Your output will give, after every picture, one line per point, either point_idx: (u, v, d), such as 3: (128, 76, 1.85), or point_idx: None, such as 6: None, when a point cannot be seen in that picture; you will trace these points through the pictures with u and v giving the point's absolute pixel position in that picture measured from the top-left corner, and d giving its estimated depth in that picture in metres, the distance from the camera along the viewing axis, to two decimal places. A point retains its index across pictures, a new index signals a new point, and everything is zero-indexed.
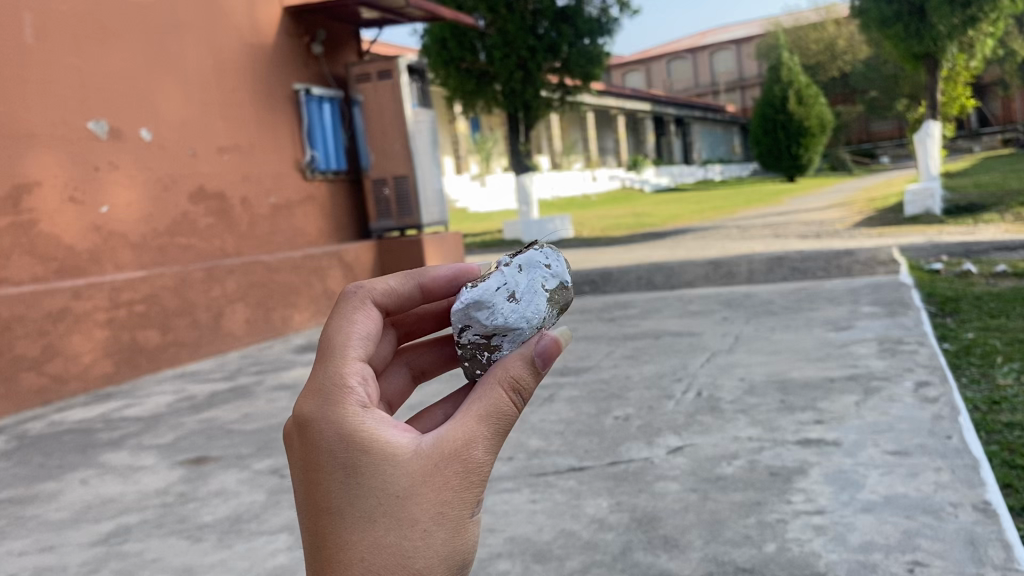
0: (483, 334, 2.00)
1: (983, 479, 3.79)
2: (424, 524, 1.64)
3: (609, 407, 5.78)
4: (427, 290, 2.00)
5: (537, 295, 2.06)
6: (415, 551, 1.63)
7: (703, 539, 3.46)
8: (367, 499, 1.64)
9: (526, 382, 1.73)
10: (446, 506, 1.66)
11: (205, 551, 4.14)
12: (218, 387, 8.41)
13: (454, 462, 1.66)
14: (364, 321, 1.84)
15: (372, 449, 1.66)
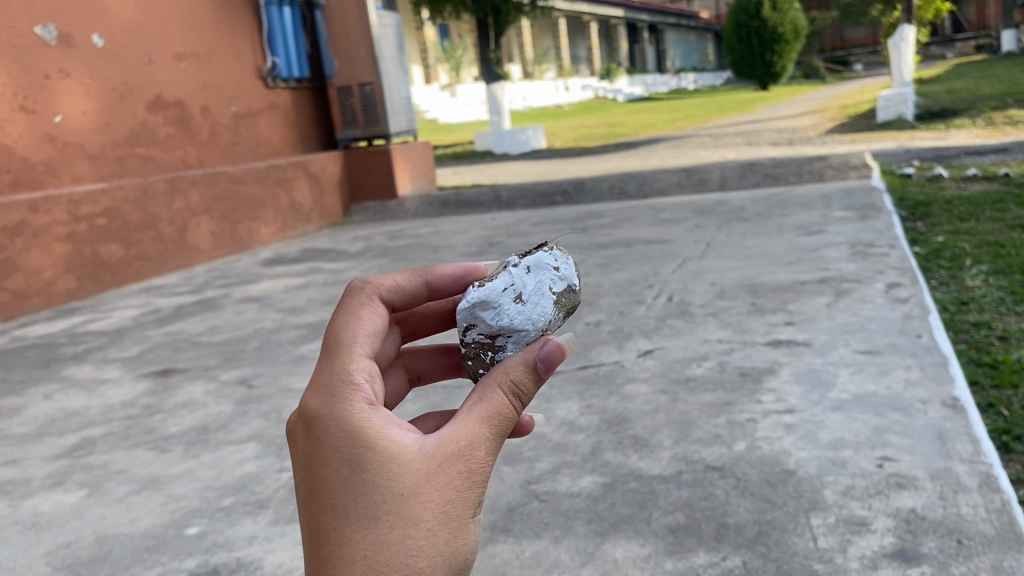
0: (488, 334, 1.89)
1: (952, 376, 3.80)
2: (429, 523, 1.53)
3: (580, 314, 5.74)
4: (434, 287, 1.88)
5: (545, 296, 1.93)
6: (419, 551, 1.52)
7: (673, 439, 3.45)
8: (371, 496, 1.52)
9: (526, 387, 1.63)
10: (450, 505, 1.55)
11: (171, 461, 4.08)
12: (185, 300, 8.26)
13: (457, 460, 1.56)
14: (370, 319, 1.72)
15: (379, 446, 1.55)
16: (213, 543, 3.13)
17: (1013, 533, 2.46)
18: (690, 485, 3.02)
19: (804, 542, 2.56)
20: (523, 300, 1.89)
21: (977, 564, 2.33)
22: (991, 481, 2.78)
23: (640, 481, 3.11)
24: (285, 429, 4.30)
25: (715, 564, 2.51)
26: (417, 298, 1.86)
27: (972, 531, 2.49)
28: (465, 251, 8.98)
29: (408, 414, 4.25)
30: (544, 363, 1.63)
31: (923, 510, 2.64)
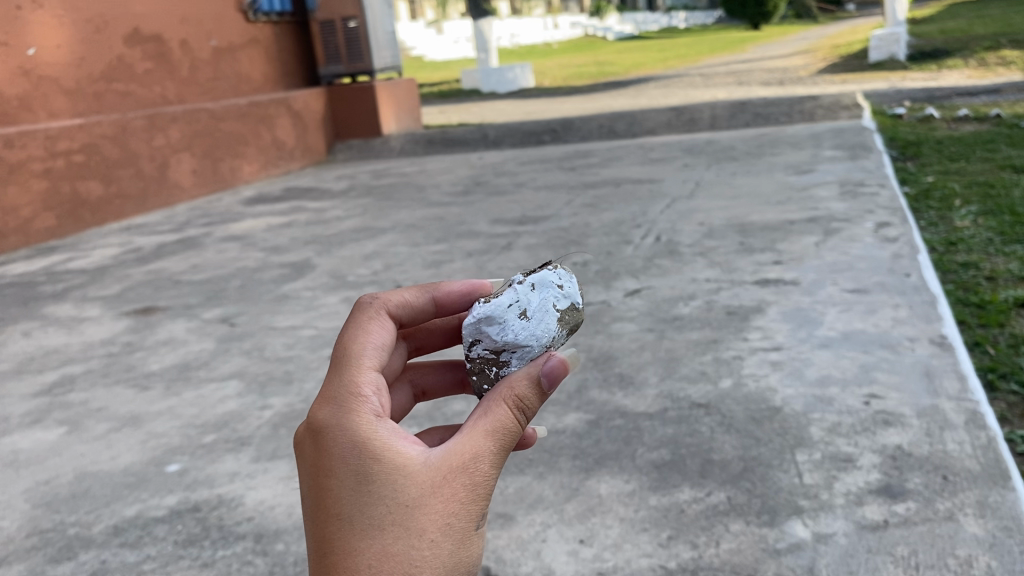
0: (492, 349, 1.84)
1: (940, 314, 3.77)
2: (432, 536, 1.41)
3: (567, 254, 5.67)
4: (441, 304, 1.83)
5: (550, 313, 1.88)
6: (422, 565, 1.39)
7: (659, 376, 3.42)
8: (374, 507, 1.42)
9: (531, 401, 1.53)
10: (455, 517, 1.43)
11: (152, 399, 4.02)
12: (167, 239, 8.14)
13: (462, 471, 1.45)
14: (378, 335, 1.65)
15: (383, 455, 1.45)
16: (194, 480, 3.10)
17: (998, 469, 2.44)
18: (675, 422, 3.00)
19: (789, 479, 2.54)
20: (527, 315, 1.84)
21: (962, 500, 2.31)
22: (978, 418, 2.76)
23: (625, 418, 3.08)
24: (267, 367, 4.24)
25: (699, 500, 2.49)
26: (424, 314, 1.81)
27: (958, 466, 2.48)
28: (451, 190, 8.86)
29: None
30: (548, 376, 1.53)
31: (909, 447, 2.62)
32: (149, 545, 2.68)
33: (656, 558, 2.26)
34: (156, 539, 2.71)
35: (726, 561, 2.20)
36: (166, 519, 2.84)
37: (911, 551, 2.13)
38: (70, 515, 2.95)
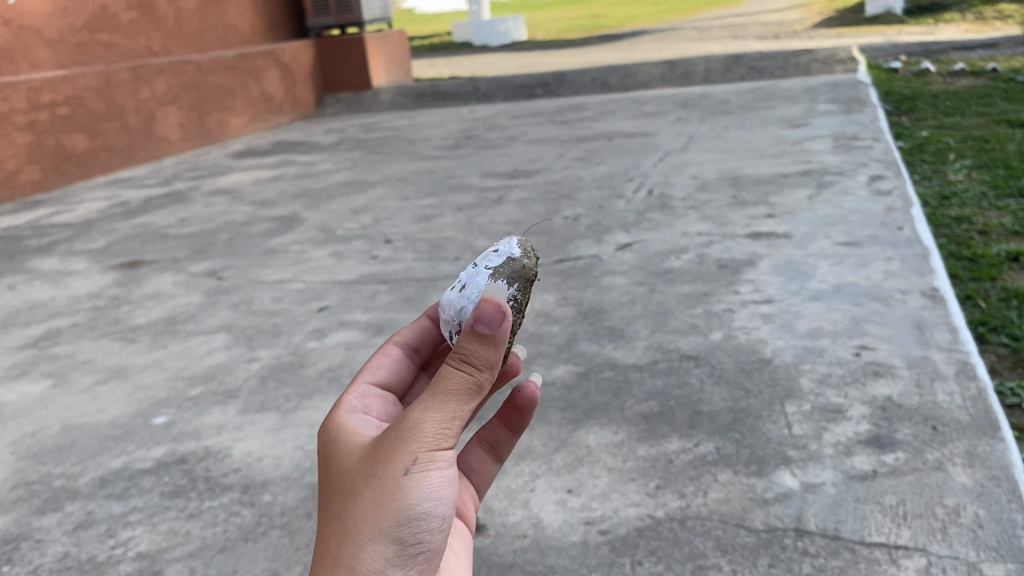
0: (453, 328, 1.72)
1: (932, 267, 3.75)
2: (359, 499, 1.35)
3: (558, 208, 5.61)
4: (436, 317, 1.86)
5: (482, 273, 1.76)
6: (348, 528, 1.34)
7: (649, 329, 3.40)
8: (333, 479, 1.42)
9: (468, 347, 1.33)
10: (383, 474, 1.35)
11: (138, 352, 3.99)
12: (154, 192, 8.05)
13: (394, 434, 1.36)
14: (383, 359, 1.77)
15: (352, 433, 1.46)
16: (180, 433, 3.07)
17: (988, 420, 2.43)
18: (665, 374, 2.98)
19: (778, 430, 2.53)
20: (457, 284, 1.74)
21: (951, 450, 2.30)
22: (968, 369, 2.76)
23: (614, 371, 3.06)
24: (255, 321, 4.20)
25: (687, 451, 2.48)
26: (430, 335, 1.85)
27: (947, 417, 2.47)
28: (442, 144, 8.76)
29: (381, 304, 4.14)
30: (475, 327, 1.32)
31: (899, 398, 2.61)
32: (134, 497, 2.66)
33: (644, 507, 2.25)
34: (143, 491, 2.69)
35: (714, 511, 2.20)
36: (152, 471, 2.82)
37: (899, 501, 2.13)
38: (56, 467, 2.93)
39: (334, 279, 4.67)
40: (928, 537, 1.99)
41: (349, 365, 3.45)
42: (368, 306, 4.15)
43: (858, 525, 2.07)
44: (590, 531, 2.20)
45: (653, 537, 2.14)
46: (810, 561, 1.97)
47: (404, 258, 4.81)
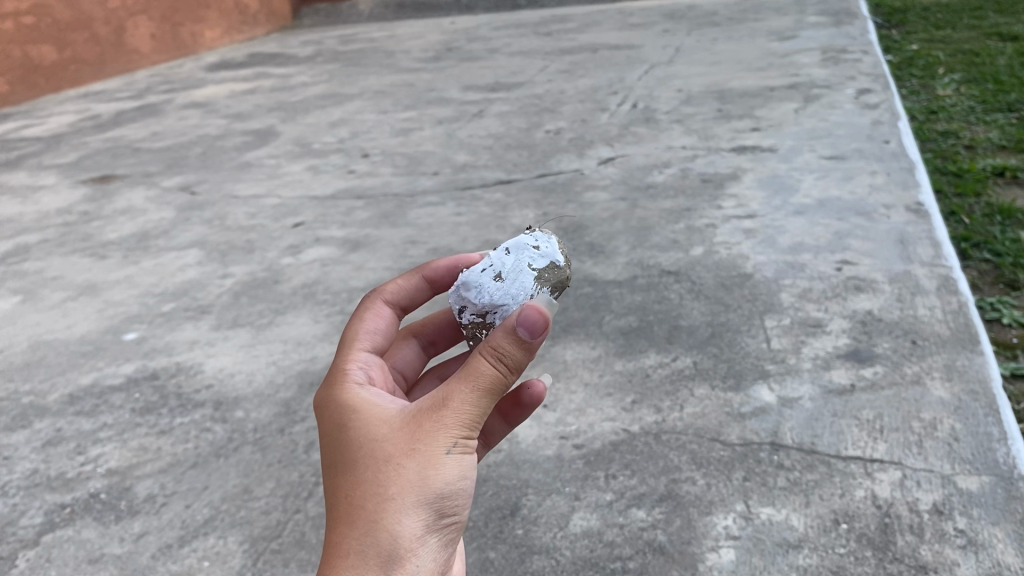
0: (478, 312, 1.68)
1: (918, 181, 3.68)
2: (395, 468, 1.25)
3: (540, 122, 5.47)
4: (433, 282, 1.72)
5: (525, 272, 1.71)
6: (388, 502, 1.24)
7: (630, 245, 3.34)
8: (351, 449, 1.30)
9: (510, 352, 1.28)
10: (419, 451, 1.26)
11: (109, 268, 3.90)
12: (126, 106, 7.81)
13: (429, 411, 1.28)
14: (373, 322, 1.61)
15: (362, 406, 1.35)
16: (152, 350, 3.01)
17: (968, 333, 2.41)
18: (644, 290, 2.94)
19: (757, 344, 2.50)
20: (499, 274, 1.68)
21: (930, 364, 2.29)
22: (950, 283, 2.72)
23: (594, 286, 3.01)
24: (229, 236, 4.11)
25: (665, 366, 2.45)
26: (418, 298, 1.70)
27: (928, 331, 2.44)
28: (422, 56, 8.49)
29: (357, 219, 4.05)
30: (524, 327, 1.27)
31: (880, 312, 2.58)
32: (104, 414, 2.62)
33: (619, 422, 2.23)
34: (113, 407, 2.65)
35: (690, 425, 2.18)
36: (123, 388, 2.77)
37: (876, 415, 2.11)
38: (24, 385, 2.88)
39: (309, 194, 4.56)
40: (903, 450, 1.98)
41: (324, 282, 3.38)
42: (344, 221, 4.05)
43: (834, 440, 2.05)
44: (564, 446, 2.18)
45: (628, 451, 2.12)
46: (785, 474, 1.96)
47: (382, 173, 4.70)
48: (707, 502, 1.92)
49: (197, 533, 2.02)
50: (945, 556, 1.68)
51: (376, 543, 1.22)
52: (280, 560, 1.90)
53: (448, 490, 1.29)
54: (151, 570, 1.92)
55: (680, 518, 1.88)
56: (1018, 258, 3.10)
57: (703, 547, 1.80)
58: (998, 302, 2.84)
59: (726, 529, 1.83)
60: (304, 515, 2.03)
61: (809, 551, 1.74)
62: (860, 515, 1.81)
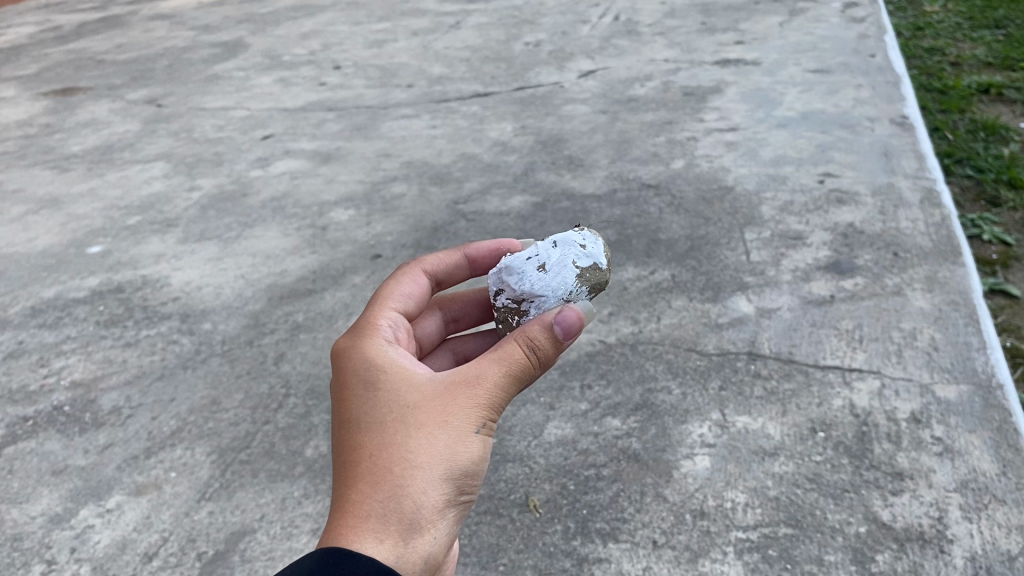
0: (515, 298, 1.55)
1: (903, 95, 3.60)
2: (428, 437, 1.17)
3: (518, 34, 5.30)
4: (474, 263, 1.59)
5: (571, 267, 1.56)
6: (417, 471, 1.15)
7: (610, 159, 3.25)
8: (379, 410, 1.20)
9: (543, 349, 1.26)
10: (451, 423, 1.19)
11: (72, 181, 3.77)
12: (88, 17, 7.48)
13: (465, 386, 1.22)
14: (407, 286, 1.48)
15: (391, 368, 1.26)
16: (117, 263, 2.92)
17: (949, 245, 2.37)
18: (624, 203, 2.87)
19: (736, 257, 2.45)
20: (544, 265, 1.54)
21: (911, 275, 2.25)
22: (933, 196, 2.67)
23: (572, 200, 2.94)
24: (196, 149, 3.98)
25: (643, 279, 2.40)
26: (456, 276, 1.57)
27: (909, 243, 2.41)
28: None
29: (329, 131, 3.93)
30: (560, 328, 1.27)
31: (861, 224, 2.54)
32: (67, 327, 2.54)
33: (596, 334, 2.19)
34: (77, 320, 2.57)
35: (667, 336, 2.14)
36: (87, 300, 2.69)
37: (855, 326, 2.08)
38: None
39: (279, 107, 4.42)
40: (882, 359, 1.95)
41: (294, 195, 3.29)
42: (316, 134, 3.93)
43: (812, 350, 2.02)
44: None
45: (604, 362, 2.08)
46: (762, 383, 1.94)
47: (354, 85, 4.55)
48: (682, 411, 1.89)
49: (163, 445, 1.97)
50: (921, 463, 1.66)
51: (400, 507, 1.12)
52: (249, 471, 1.86)
53: (471, 475, 1.21)
54: (117, 482, 1.88)
55: (656, 427, 1.86)
56: (1000, 174, 3.05)
57: (678, 455, 1.78)
58: (979, 218, 2.80)
59: (702, 437, 1.81)
60: (274, 426, 1.99)
61: (785, 458, 1.73)
62: (838, 424, 1.79)
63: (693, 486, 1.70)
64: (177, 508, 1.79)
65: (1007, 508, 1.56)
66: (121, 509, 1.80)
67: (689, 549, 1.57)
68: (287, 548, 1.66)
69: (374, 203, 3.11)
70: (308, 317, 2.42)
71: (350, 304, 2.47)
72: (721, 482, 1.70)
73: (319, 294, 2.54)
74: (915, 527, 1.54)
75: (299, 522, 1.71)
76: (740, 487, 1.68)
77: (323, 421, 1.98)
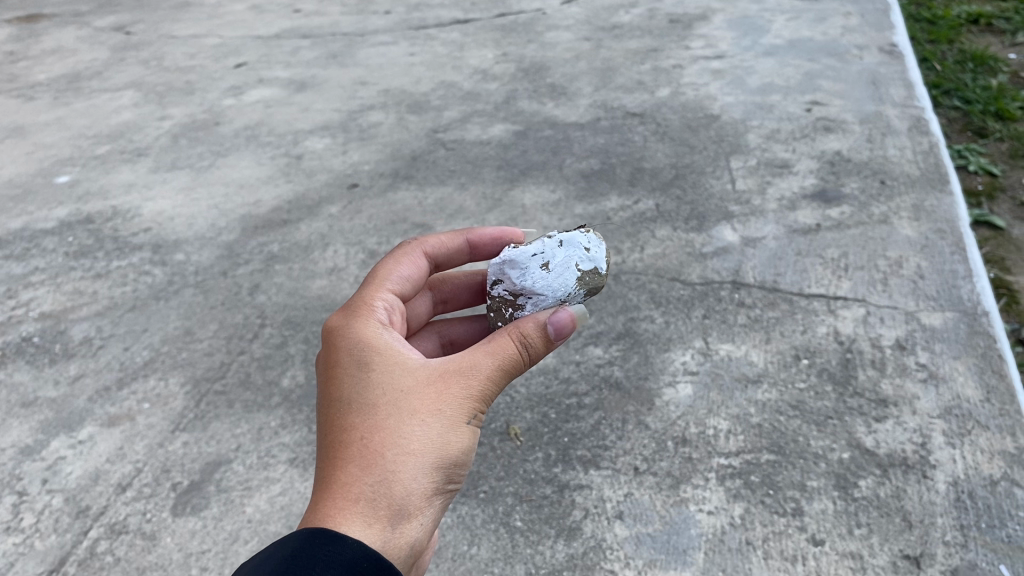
0: (513, 291, 1.39)
1: (892, 23, 3.52)
2: (420, 423, 1.07)
3: None
4: (476, 250, 1.45)
5: (574, 268, 1.39)
6: (408, 457, 1.04)
7: (593, 87, 3.17)
8: (369, 392, 1.09)
9: (536, 346, 1.17)
10: (445, 412, 1.09)
11: (38, 110, 3.65)
12: None
13: (459, 375, 1.11)
14: (405, 267, 1.34)
15: (384, 348, 1.14)
16: (85, 193, 2.84)
17: (937, 174, 2.33)
18: (607, 133, 2.80)
19: (721, 186, 2.40)
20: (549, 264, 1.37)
21: (898, 204, 2.22)
22: (922, 125, 2.62)
23: (555, 129, 2.86)
24: (167, 77, 3.85)
25: (627, 208, 2.35)
26: (454, 260, 1.44)
27: (897, 172, 2.36)
28: None
29: (304, 59, 3.80)
30: (553, 328, 1.17)
31: (848, 153, 2.49)
32: (36, 259, 2.47)
33: None
34: (44, 252, 2.50)
35: (650, 266, 2.11)
36: (55, 232, 2.61)
37: (841, 254, 2.05)
38: None
39: (253, 34, 4.27)
40: (868, 288, 1.93)
41: (268, 124, 3.19)
42: (290, 62, 3.81)
43: (797, 278, 1.99)
44: None
45: None
46: (746, 312, 1.91)
47: (330, 12, 4.40)
48: (665, 339, 1.87)
49: (136, 376, 1.93)
50: (905, 390, 1.65)
51: (390, 493, 1.02)
52: (224, 401, 1.83)
53: (459, 468, 1.11)
54: (88, 413, 1.84)
55: (638, 356, 1.83)
56: (988, 105, 3.00)
57: (660, 383, 1.76)
58: (966, 149, 2.76)
59: (684, 365, 1.79)
60: (250, 357, 1.95)
61: (769, 386, 1.71)
62: (822, 351, 1.77)
63: (675, 413, 1.68)
64: (150, 438, 1.75)
65: (990, 433, 1.55)
66: (93, 440, 1.77)
67: (671, 475, 1.56)
68: (263, 478, 1.63)
69: (350, 131, 3.02)
70: (283, 247, 2.36)
71: (327, 234, 2.41)
72: (703, 410, 1.68)
73: (294, 224, 2.47)
74: (898, 453, 1.53)
75: (276, 452, 1.69)
76: (723, 414, 1.66)
77: (300, 352, 1.94)
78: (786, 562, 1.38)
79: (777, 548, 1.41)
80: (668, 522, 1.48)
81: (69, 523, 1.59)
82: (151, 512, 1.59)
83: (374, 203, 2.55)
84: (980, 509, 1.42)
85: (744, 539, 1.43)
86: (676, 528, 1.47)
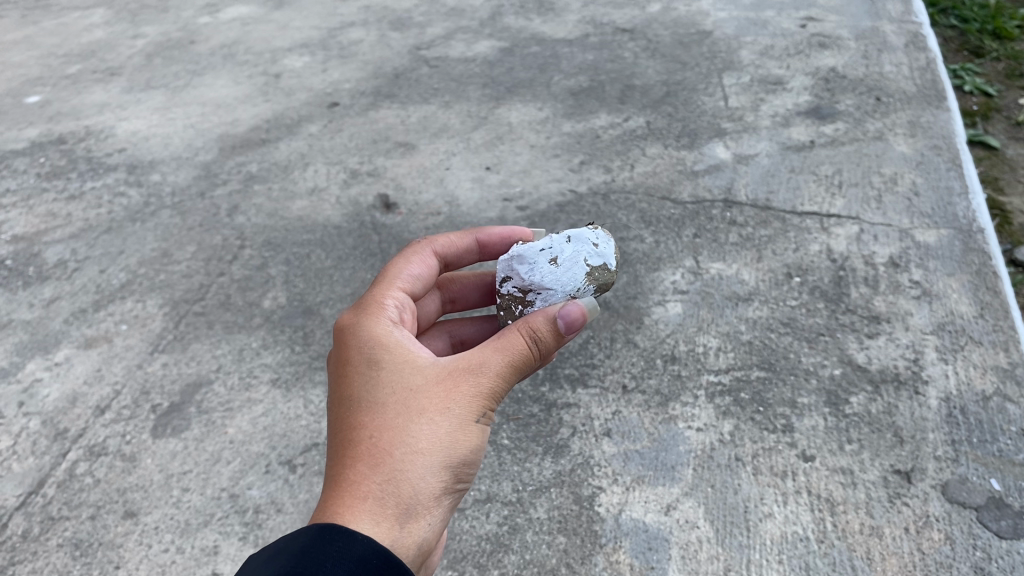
0: (522, 287, 1.28)
1: None
2: (428, 423, 0.98)
3: None
4: (484, 250, 1.32)
5: (582, 264, 1.29)
6: (416, 458, 0.96)
7: (582, 2, 3.06)
8: (377, 391, 1.01)
9: (548, 343, 1.06)
10: (453, 410, 1.00)
11: (5, 29, 3.51)
12: None
13: (468, 372, 1.02)
14: (414, 268, 1.22)
15: (393, 346, 1.05)
16: (57, 113, 2.74)
17: (934, 90, 2.27)
18: (597, 49, 2.71)
19: (713, 103, 2.34)
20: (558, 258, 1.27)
21: (893, 121, 2.16)
22: (919, 41, 2.54)
23: (542, 46, 2.77)
24: None
25: (616, 126, 2.29)
26: (463, 261, 1.31)
27: (893, 89, 2.30)
28: None
29: None
30: (563, 322, 1.06)
31: (843, 69, 2.42)
32: (7, 180, 2.40)
33: (567, 184, 2.09)
34: (16, 173, 2.42)
35: (641, 185, 2.05)
36: (27, 152, 2.53)
37: (835, 172, 2.00)
38: None
39: None
40: (862, 206, 1.89)
41: (245, 41, 3.08)
42: None
43: (790, 196, 1.95)
44: (508, 208, 2.04)
45: (575, 212, 2.00)
46: (738, 230, 1.87)
47: None
48: (655, 259, 1.83)
49: (113, 298, 1.88)
50: (898, 307, 1.63)
51: (398, 492, 0.95)
52: (204, 323, 1.79)
53: (468, 471, 1.03)
54: (65, 336, 1.80)
55: (627, 275, 1.80)
56: (985, 24, 2.92)
57: (649, 303, 1.73)
58: (962, 69, 2.69)
59: (675, 285, 1.76)
60: (229, 278, 1.91)
61: (760, 304, 1.68)
62: (814, 269, 1.74)
63: (665, 332, 1.66)
64: (128, 360, 1.71)
65: (983, 349, 1.53)
66: (70, 363, 1.73)
67: (659, 393, 1.54)
68: (245, 399, 1.60)
69: (330, 49, 2.92)
70: (262, 168, 2.29)
71: (307, 154, 2.34)
72: (693, 328, 1.65)
73: (274, 144, 2.40)
74: (890, 369, 1.51)
75: (258, 373, 1.65)
76: (713, 332, 1.64)
77: (281, 274, 1.90)
78: (775, 478, 1.37)
79: (767, 464, 1.40)
80: (656, 440, 1.47)
81: (47, 445, 1.56)
82: (131, 434, 1.56)
83: (356, 122, 2.47)
84: (971, 425, 1.41)
85: (733, 455, 1.42)
86: (664, 445, 1.46)
